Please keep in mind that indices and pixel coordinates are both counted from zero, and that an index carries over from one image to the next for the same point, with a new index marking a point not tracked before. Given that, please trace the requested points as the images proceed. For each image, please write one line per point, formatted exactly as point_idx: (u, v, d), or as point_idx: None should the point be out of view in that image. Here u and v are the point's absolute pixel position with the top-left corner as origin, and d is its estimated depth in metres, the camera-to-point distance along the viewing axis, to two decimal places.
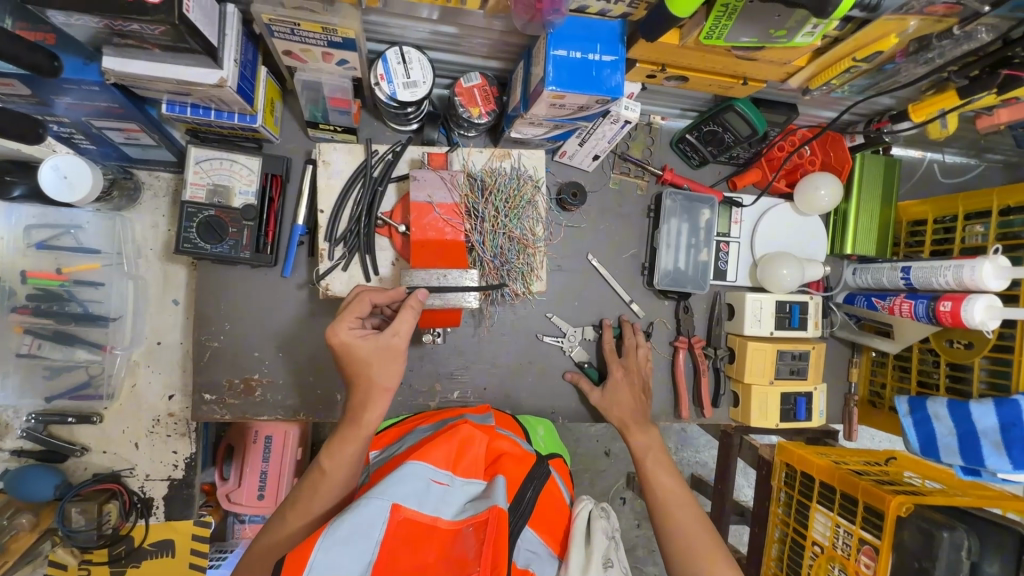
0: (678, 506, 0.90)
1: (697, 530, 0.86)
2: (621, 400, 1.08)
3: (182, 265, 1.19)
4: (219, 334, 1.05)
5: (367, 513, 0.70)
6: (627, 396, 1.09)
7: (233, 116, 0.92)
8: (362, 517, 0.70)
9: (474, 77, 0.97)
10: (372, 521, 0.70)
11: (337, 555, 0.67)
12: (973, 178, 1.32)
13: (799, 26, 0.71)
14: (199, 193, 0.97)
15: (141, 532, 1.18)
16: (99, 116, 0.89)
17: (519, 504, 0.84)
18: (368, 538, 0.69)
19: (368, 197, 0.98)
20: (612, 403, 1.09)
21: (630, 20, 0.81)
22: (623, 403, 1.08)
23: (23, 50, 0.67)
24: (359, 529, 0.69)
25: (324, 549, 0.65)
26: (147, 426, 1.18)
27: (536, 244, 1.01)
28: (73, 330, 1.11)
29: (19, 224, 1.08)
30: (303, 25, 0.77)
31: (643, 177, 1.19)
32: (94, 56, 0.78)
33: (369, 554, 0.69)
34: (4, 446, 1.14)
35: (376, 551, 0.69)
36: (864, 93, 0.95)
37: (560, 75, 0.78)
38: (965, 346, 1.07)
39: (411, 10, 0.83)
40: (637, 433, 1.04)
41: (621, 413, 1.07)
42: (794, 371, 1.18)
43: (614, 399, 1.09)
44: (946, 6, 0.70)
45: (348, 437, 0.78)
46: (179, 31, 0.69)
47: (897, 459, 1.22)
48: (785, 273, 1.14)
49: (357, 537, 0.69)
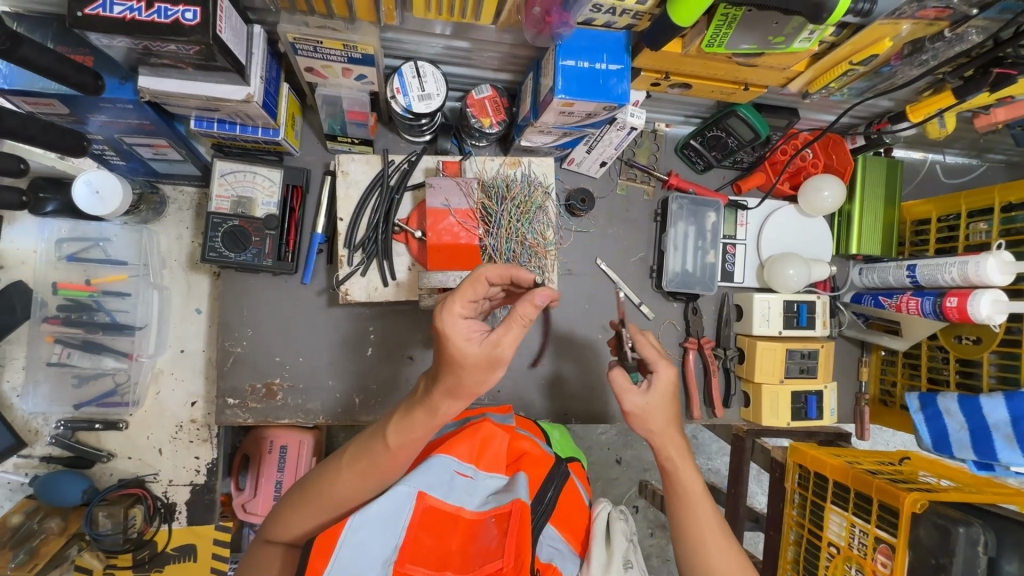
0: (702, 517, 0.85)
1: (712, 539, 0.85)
2: (665, 405, 0.85)
3: (204, 275, 1.23)
4: (242, 340, 1.08)
5: (394, 500, 0.76)
6: (670, 399, 0.85)
7: (257, 130, 0.97)
8: (388, 506, 0.76)
9: (485, 89, 1.01)
10: (399, 507, 0.76)
11: (365, 539, 0.73)
12: (977, 178, 1.34)
13: (796, 32, 0.75)
14: (224, 204, 1.01)
15: (164, 537, 1.21)
16: (131, 133, 0.93)
17: (540, 503, 0.85)
18: (394, 523, 0.75)
19: (385, 206, 1.02)
20: (654, 410, 0.84)
21: (634, 31, 0.85)
22: (665, 411, 0.85)
23: (70, 71, 0.72)
24: (386, 515, 0.75)
25: (354, 528, 0.72)
26: (170, 432, 1.21)
27: (547, 248, 1.03)
28: (101, 339, 1.15)
29: (52, 238, 1.14)
30: (325, 43, 0.82)
31: (650, 183, 1.23)
32: (130, 76, 0.83)
33: (394, 540, 0.74)
34: (34, 453, 1.17)
35: (400, 536, 0.75)
36: (863, 95, 0.99)
37: (570, 84, 0.82)
38: (974, 342, 1.08)
39: (425, 27, 0.88)
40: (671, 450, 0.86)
41: (662, 422, 0.85)
42: (804, 369, 1.20)
43: (657, 403, 0.84)
44: (936, 10, 0.73)
45: (420, 421, 0.75)
46: (212, 51, 0.74)
47: (911, 459, 1.22)
48: (792, 273, 1.17)
49: (385, 522, 0.75)
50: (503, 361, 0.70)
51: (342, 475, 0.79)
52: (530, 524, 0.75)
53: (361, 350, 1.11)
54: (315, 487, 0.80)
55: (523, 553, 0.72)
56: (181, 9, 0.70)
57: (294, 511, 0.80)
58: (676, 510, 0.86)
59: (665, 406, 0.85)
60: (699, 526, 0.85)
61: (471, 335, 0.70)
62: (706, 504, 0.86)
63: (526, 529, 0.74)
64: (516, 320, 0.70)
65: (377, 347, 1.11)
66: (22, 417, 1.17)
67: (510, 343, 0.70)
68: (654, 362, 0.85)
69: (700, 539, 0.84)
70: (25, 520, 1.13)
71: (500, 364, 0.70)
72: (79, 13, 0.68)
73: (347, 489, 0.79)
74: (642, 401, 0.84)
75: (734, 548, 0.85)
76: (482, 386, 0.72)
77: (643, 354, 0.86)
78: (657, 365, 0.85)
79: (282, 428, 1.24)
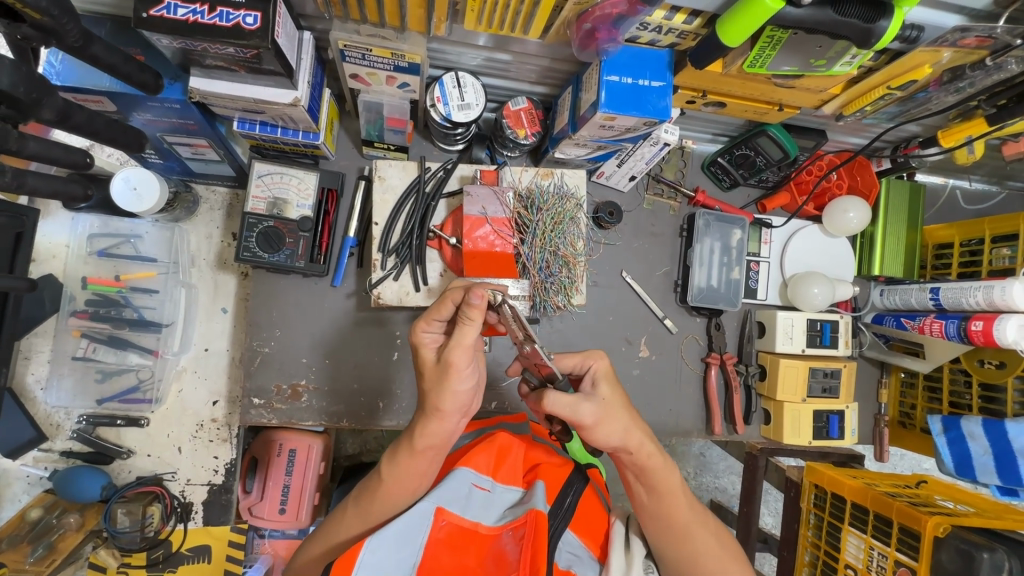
0: (700, 534, 0.82)
1: (713, 547, 0.83)
2: (618, 398, 0.76)
3: (231, 275, 1.23)
4: (270, 340, 1.09)
5: (411, 519, 0.76)
6: (620, 391, 0.77)
7: (298, 133, 0.98)
8: (408, 526, 0.76)
9: (521, 100, 1.03)
10: (415, 526, 0.76)
11: (383, 558, 0.72)
12: (996, 205, 1.36)
13: (838, 56, 0.77)
14: (259, 205, 1.02)
15: (180, 537, 1.20)
16: (172, 132, 0.95)
17: (559, 508, 0.82)
18: (413, 541, 0.75)
19: (420, 211, 1.03)
20: (611, 407, 0.74)
21: (677, 49, 0.87)
22: (622, 407, 0.76)
23: (134, 70, 0.74)
24: (405, 534, 0.75)
25: (372, 550, 0.71)
26: (191, 430, 1.21)
27: (577, 258, 1.05)
28: (127, 335, 1.16)
29: (84, 233, 1.15)
30: (374, 51, 0.84)
31: (676, 198, 1.24)
32: (180, 76, 0.84)
33: (413, 558, 0.73)
34: (53, 448, 1.17)
35: (419, 554, 0.74)
36: (895, 119, 1.02)
37: (612, 98, 0.84)
38: (997, 366, 1.08)
39: (468, 38, 0.89)
40: (640, 454, 0.77)
41: (625, 417, 0.75)
42: (826, 389, 1.20)
43: (611, 398, 0.75)
44: (978, 39, 0.75)
45: (418, 457, 0.79)
46: (267, 54, 0.75)
47: (927, 482, 1.21)
48: (817, 292, 1.17)
49: (404, 540, 0.74)
50: (453, 366, 0.72)
51: (353, 512, 0.85)
52: (545, 532, 0.73)
53: (386, 355, 1.11)
54: (337, 525, 0.85)
55: (538, 562, 0.70)
56: (242, 14, 0.72)
57: (314, 545, 0.86)
58: (675, 533, 0.81)
59: (615, 408, 0.75)
60: (680, 522, 0.81)
61: (431, 343, 0.77)
62: (677, 498, 0.80)
63: (542, 534, 0.72)
64: (465, 324, 0.71)
65: (401, 352, 1.12)
66: (45, 410, 1.17)
67: (456, 348, 0.71)
68: (583, 362, 0.79)
69: (692, 550, 0.82)
70: (44, 515, 1.15)
71: (450, 369, 0.72)
72: (144, 14, 0.70)
73: (361, 524, 0.84)
74: (593, 409, 0.72)
75: (718, 535, 0.85)
76: (446, 400, 0.74)
77: (566, 365, 0.80)
78: (587, 362, 0.79)
79: (291, 431, 1.23)
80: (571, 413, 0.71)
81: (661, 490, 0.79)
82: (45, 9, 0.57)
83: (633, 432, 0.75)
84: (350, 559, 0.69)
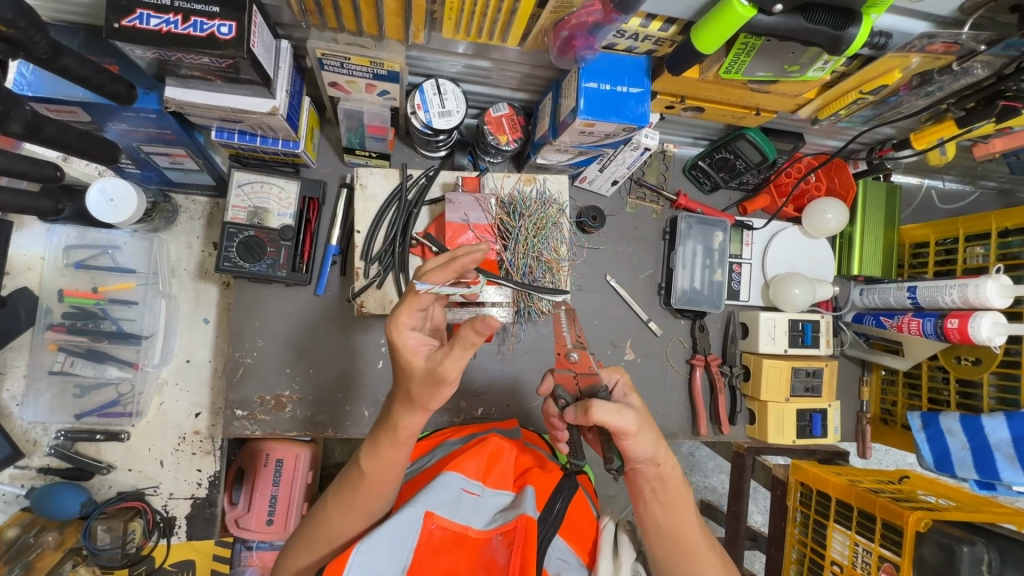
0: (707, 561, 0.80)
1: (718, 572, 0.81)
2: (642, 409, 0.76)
3: (213, 285, 1.22)
4: (252, 351, 1.07)
5: (400, 521, 0.75)
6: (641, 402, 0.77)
7: (277, 142, 0.97)
8: (393, 527, 0.74)
9: (502, 107, 1.03)
10: (404, 531, 0.74)
11: (374, 559, 0.71)
12: (969, 204, 1.39)
13: (811, 61, 0.78)
14: (239, 215, 1.00)
15: (163, 552, 1.18)
16: (148, 142, 0.94)
17: (548, 515, 0.81)
18: (402, 545, 0.74)
19: (402, 220, 1.02)
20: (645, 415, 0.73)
21: (654, 56, 0.88)
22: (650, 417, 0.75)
23: (107, 81, 0.74)
24: (396, 537, 0.74)
25: (361, 554, 0.69)
26: (173, 443, 1.20)
27: (561, 263, 1.04)
28: (105, 348, 1.14)
29: (59, 245, 1.13)
30: (353, 59, 0.83)
31: (658, 202, 1.25)
32: (155, 86, 0.83)
33: (403, 561, 0.73)
34: (30, 464, 1.15)
35: (409, 557, 0.73)
36: (868, 122, 1.04)
37: (591, 105, 0.84)
38: (973, 362, 1.10)
39: (446, 45, 0.90)
40: (665, 467, 0.74)
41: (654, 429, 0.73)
42: (809, 388, 1.21)
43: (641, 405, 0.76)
44: (945, 45, 0.77)
45: (385, 444, 0.74)
46: (243, 64, 0.75)
47: (909, 478, 1.24)
48: (796, 292, 1.19)
49: (393, 543, 0.73)
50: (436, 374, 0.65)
51: (338, 512, 0.78)
52: (535, 539, 0.73)
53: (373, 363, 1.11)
54: (324, 523, 0.79)
55: (528, 566, 0.70)
56: (217, 23, 0.71)
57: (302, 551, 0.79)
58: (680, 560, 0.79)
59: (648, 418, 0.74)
60: (689, 547, 0.79)
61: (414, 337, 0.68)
62: (685, 520, 0.78)
63: (532, 541, 0.72)
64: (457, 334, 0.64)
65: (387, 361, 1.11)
66: (21, 426, 1.14)
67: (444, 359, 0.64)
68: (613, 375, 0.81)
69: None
70: (21, 534, 1.12)
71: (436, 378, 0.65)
72: (116, 25, 0.69)
73: (357, 523, 0.78)
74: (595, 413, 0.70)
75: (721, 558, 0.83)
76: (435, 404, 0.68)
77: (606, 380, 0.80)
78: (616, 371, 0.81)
79: (278, 441, 1.20)
80: (618, 420, 0.68)
81: (676, 512, 0.77)
82: (11, 21, 0.57)
83: (663, 444, 0.73)
84: (338, 565, 0.68)
